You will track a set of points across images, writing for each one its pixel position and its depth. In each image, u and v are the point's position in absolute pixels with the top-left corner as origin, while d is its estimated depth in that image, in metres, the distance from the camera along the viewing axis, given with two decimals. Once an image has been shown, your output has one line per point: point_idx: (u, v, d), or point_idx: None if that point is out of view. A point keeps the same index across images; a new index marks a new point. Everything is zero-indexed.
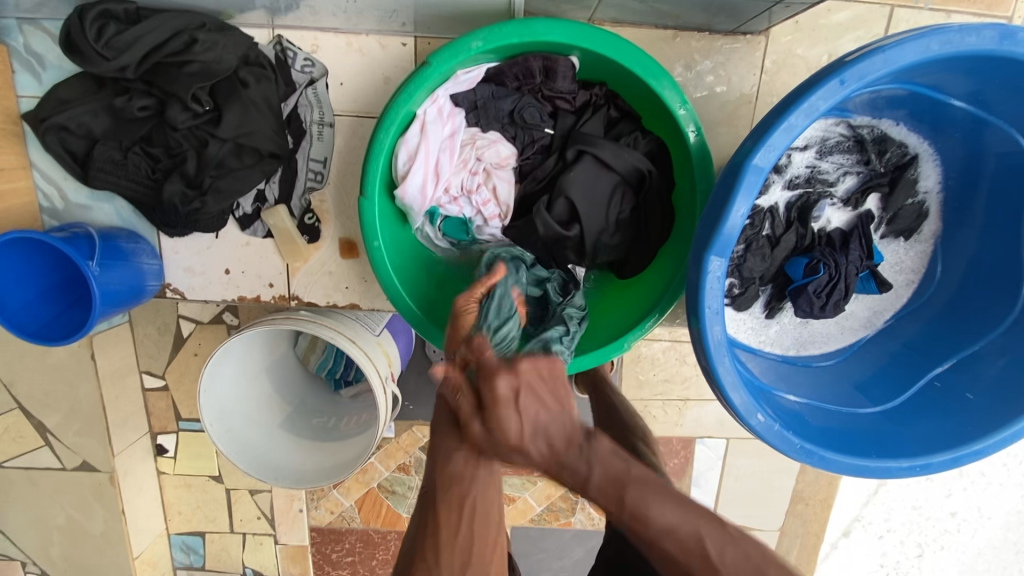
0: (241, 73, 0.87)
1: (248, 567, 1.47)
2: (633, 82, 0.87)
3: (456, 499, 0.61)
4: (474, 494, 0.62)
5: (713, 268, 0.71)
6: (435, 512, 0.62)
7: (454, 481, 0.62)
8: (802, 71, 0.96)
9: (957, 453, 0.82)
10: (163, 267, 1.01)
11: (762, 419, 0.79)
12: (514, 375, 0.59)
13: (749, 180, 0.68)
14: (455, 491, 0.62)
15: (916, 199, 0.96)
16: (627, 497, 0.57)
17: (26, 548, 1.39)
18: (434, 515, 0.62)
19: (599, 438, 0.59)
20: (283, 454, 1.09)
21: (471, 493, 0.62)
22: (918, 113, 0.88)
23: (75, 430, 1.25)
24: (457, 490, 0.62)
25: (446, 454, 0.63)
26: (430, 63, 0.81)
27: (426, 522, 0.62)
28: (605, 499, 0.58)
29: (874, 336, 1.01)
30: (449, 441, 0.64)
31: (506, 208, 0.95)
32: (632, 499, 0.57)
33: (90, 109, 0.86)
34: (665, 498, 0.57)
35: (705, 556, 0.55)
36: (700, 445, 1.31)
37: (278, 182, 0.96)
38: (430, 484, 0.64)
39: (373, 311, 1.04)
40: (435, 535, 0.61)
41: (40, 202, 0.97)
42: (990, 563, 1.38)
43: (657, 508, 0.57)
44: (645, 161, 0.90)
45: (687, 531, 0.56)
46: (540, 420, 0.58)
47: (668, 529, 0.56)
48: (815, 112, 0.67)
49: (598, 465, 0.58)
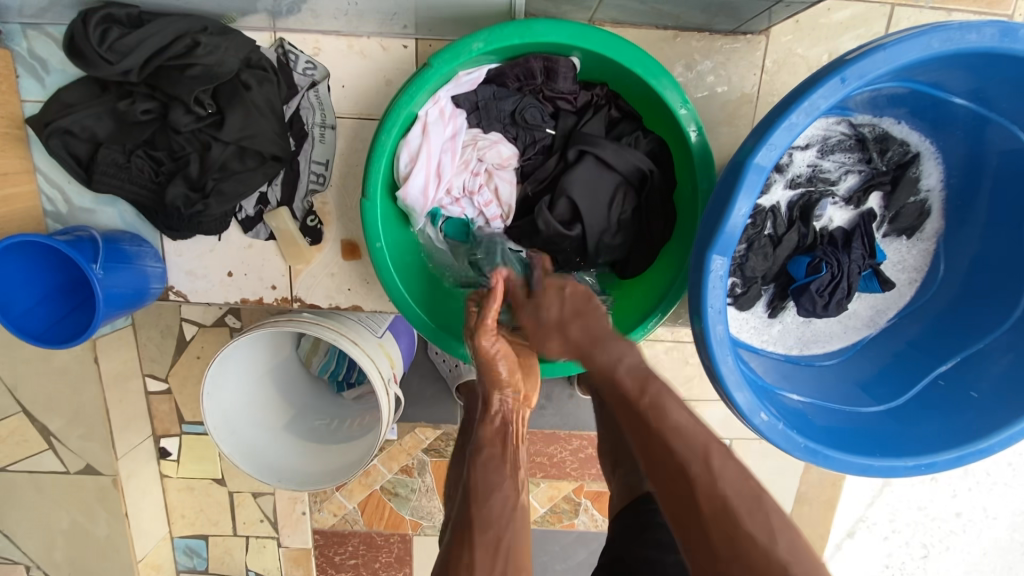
0: (243, 76, 0.86)
1: (251, 570, 1.47)
2: (634, 82, 0.87)
3: (492, 540, 0.61)
4: (512, 539, 0.62)
5: (716, 267, 0.71)
6: (468, 550, 0.61)
7: (492, 521, 0.63)
8: (803, 71, 0.96)
9: (962, 451, 0.82)
10: (166, 270, 1.01)
11: (765, 417, 0.79)
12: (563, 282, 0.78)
13: (751, 179, 0.68)
14: (491, 530, 0.62)
15: (919, 197, 0.96)
16: (649, 388, 0.62)
17: (30, 552, 1.39)
18: (468, 552, 0.60)
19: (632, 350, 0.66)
20: (285, 457, 1.09)
21: (513, 535, 0.63)
22: (919, 112, 0.88)
23: (79, 433, 1.26)
24: (494, 526, 0.63)
25: (485, 489, 0.67)
26: (431, 65, 0.81)
27: (457, 560, 0.60)
28: (629, 381, 0.62)
29: (877, 335, 1.01)
30: (491, 474, 0.69)
31: (508, 208, 0.95)
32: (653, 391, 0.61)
33: (94, 113, 0.87)
34: (681, 402, 0.60)
35: (706, 457, 0.55)
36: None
37: (281, 184, 0.97)
38: (463, 526, 0.63)
39: (376, 313, 1.04)
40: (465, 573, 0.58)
41: (44, 207, 0.97)
42: (996, 563, 1.37)
43: (672, 406, 0.60)
44: (647, 161, 0.90)
45: (695, 431, 0.57)
46: (578, 306, 0.72)
47: (678, 428, 0.58)
48: (817, 110, 0.67)
49: (626, 374, 0.63)
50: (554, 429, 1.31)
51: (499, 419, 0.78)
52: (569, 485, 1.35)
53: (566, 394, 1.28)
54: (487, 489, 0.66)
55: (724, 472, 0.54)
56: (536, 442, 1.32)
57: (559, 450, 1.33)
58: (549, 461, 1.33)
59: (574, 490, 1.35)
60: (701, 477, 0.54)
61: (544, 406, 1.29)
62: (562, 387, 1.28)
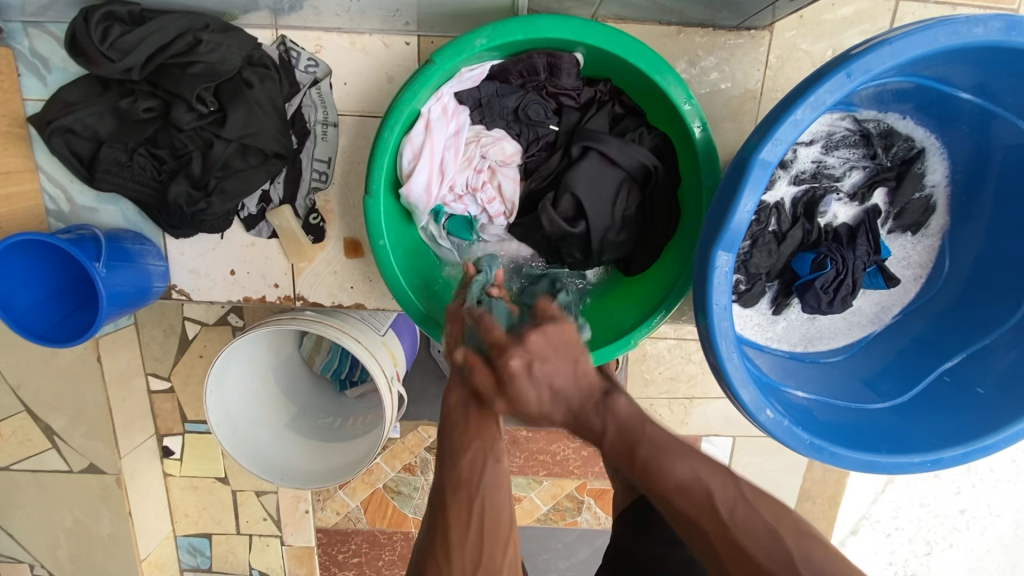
0: (245, 74, 0.86)
1: (255, 569, 1.47)
2: (638, 78, 0.87)
3: (464, 500, 0.63)
4: (484, 494, 0.63)
5: (721, 263, 0.70)
6: (444, 516, 0.62)
7: (464, 482, 0.64)
8: (807, 66, 0.95)
9: (969, 447, 0.81)
10: (169, 269, 1.01)
11: (770, 415, 0.79)
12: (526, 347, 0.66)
13: (756, 175, 0.68)
14: (464, 491, 0.64)
15: (924, 193, 0.95)
16: (637, 448, 0.59)
17: (34, 551, 1.39)
18: (442, 517, 0.62)
19: (614, 399, 0.63)
20: (288, 455, 1.09)
21: (486, 491, 0.64)
22: (924, 107, 0.87)
23: (82, 432, 1.26)
24: (465, 486, 0.64)
25: (454, 453, 0.67)
26: (433, 61, 0.80)
27: (435, 526, 0.62)
28: (619, 450, 0.61)
29: (882, 332, 1.00)
30: (461, 433, 0.68)
31: (512, 205, 0.95)
32: (643, 454, 0.59)
33: (96, 111, 0.87)
34: (674, 451, 0.57)
35: (714, 510, 0.54)
36: (706, 444, 1.30)
37: (283, 182, 0.96)
38: (440, 490, 0.65)
39: (379, 311, 1.04)
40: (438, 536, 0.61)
41: (46, 205, 0.97)
42: (1001, 560, 1.37)
43: (670, 462, 0.57)
44: (651, 157, 0.89)
45: (699, 487, 0.55)
46: (551, 381, 0.64)
47: (680, 484, 0.55)
48: (823, 105, 0.66)
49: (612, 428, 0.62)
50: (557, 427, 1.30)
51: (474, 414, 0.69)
52: (572, 483, 1.35)
53: None
54: (455, 453, 0.66)
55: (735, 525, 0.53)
56: (539, 440, 1.32)
57: (562, 448, 1.32)
58: (552, 459, 1.33)
59: (577, 488, 1.35)
60: (717, 530, 0.53)
61: None
62: None
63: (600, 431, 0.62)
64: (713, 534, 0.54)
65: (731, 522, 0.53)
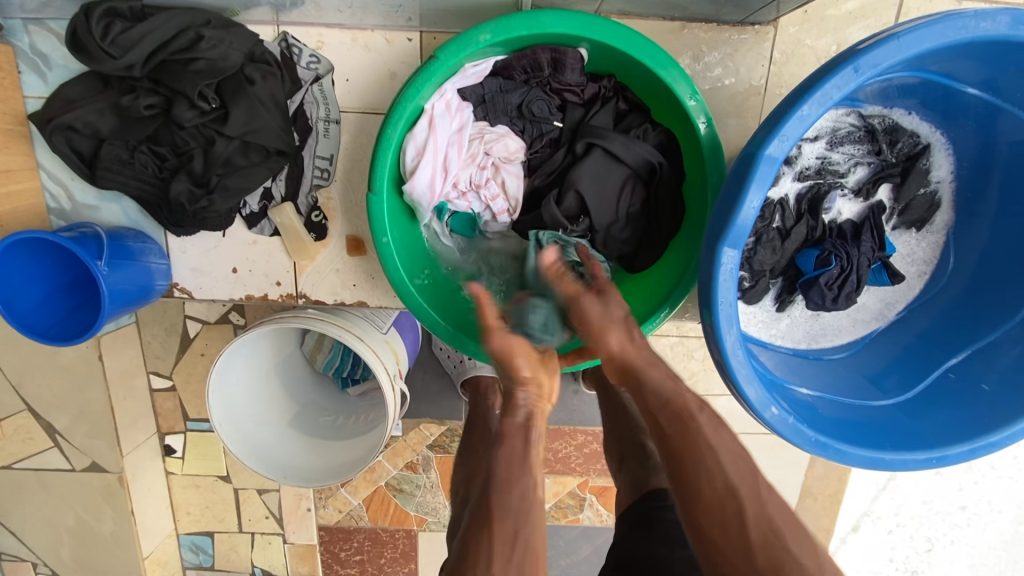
0: (247, 70, 0.86)
1: (257, 567, 1.47)
2: (643, 74, 0.86)
3: (510, 532, 0.61)
4: (527, 530, 0.61)
5: (727, 260, 0.70)
6: (488, 532, 0.61)
7: (514, 510, 0.62)
8: (811, 61, 0.95)
9: (974, 444, 0.82)
10: (171, 267, 1.00)
11: (775, 412, 0.78)
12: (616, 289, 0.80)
13: (763, 171, 0.67)
14: (511, 520, 0.61)
15: (929, 189, 0.95)
16: (707, 406, 0.68)
17: (37, 549, 1.39)
18: (485, 537, 0.60)
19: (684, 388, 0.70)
20: (291, 453, 1.09)
21: (531, 533, 0.61)
22: (929, 102, 0.87)
23: (84, 430, 1.25)
24: (511, 520, 0.61)
25: (508, 474, 0.65)
26: (437, 57, 0.80)
27: (474, 545, 0.60)
28: (692, 398, 0.68)
29: (886, 329, 1.00)
30: (515, 463, 0.66)
31: (515, 202, 0.95)
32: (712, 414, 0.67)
33: (97, 108, 0.86)
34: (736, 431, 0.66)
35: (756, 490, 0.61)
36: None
37: (285, 179, 0.95)
38: (483, 510, 0.63)
39: (381, 309, 1.04)
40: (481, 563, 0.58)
41: (47, 203, 0.97)
42: (1002, 556, 1.37)
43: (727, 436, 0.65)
44: (655, 153, 0.89)
45: (745, 463, 0.64)
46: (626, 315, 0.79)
47: (731, 451, 0.64)
48: (830, 100, 0.66)
49: (687, 391, 0.69)
50: (559, 425, 1.30)
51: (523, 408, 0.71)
52: (574, 480, 1.35)
53: (571, 390, 1.27)
54: (508, 480, 0.64)
55: (773, 508, 0.61)
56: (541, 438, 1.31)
57: (564, 446, 1.32)
58: (554, 456, 1.33)
59: (579, 485, 1.35)
60: (754, 506, 0.60)
61: None
62: (567, 383, 1.27)
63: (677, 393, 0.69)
64: (749, 510, 0.60)
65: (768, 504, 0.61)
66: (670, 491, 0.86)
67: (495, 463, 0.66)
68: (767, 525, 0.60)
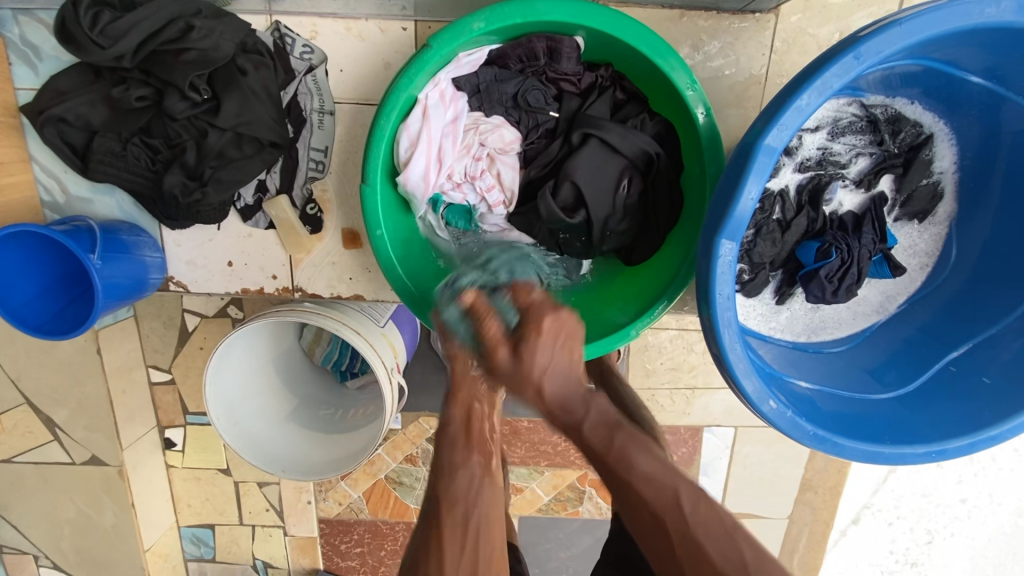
0: (239, 61, 0.85)
1: (258, 559, 1.47)
2: (641, 63, 0.85)
3: (460, 517, 0.69)
4: (478, 512, 0.70)
5: (725, 252, 0.69)
6: (440, 536, 0.67)
7: (459, 497, 0.70)
8: (813, 50, 0.93)
9: (974, 438, 0.80)
10: (165, 260, 1.00)
11: (773, 405, 0.78)
12: (548, 318, 0.71)
13: (761, 162, 0.66)
14: (459, 508, 0.69)
15: (931, 179, 0.94)
16: (613, 440, 0.68)
17: (39, 542, 1.40)
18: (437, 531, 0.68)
19: (597, 398, 0.71)
20: (290, 446, 1.09)
21: (478, 508, 0.70)
22: (933, 90, 0.85)
23: (84, 424, 1.25)
24: (461, 507, 0.69)
25: (452, 465, 0.73)
26: (430, 46, 0.79)
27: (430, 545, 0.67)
28: (596, 439, 0.68)
29: (887, 321, 0.99)
30: (457, 455, 0.73)
31: (511, 195, 0.94)
32: (620, 441, 0.67)
33: (87, 100, 0.85)
34: (645, 449, 0.67)
35: (678, 503, 0.63)
36: (706, 434, 1.30)
37: (279, 171, 0.95)
38: (433, 506, 0.71)
39: (378, 302, 1.03)
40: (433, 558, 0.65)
41: (41, 196, 0.96)
42: (1002, 548, 1.36)
43: (638, 456, 0.66)
44: (653, 144, 0.88)
45: (664, 480, 0.64)
46: (564, 364, 0.71)
47: (649, 477, 0.65)
48: (830, 89, 0.64)
49: (589, 432, 0.69)
50: None
51: (459, 483, 0.71)
52: (574, 473, 1.35)
53: None
54: (452, 467, 0.72)
55: (699, 522, 0.61)
56: (540, 431, 1.31)
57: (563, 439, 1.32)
58: (554, 449, 1.32)
59: (579, 478, 1.35)
60: (678, 523, 0.62)
61: None
62: None
63: (582, 416, 0.69)
64: (674, 526, 0.62)
65: (693, 517, 0.61)
66: None
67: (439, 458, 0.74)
68: (692, 540, 0.60)
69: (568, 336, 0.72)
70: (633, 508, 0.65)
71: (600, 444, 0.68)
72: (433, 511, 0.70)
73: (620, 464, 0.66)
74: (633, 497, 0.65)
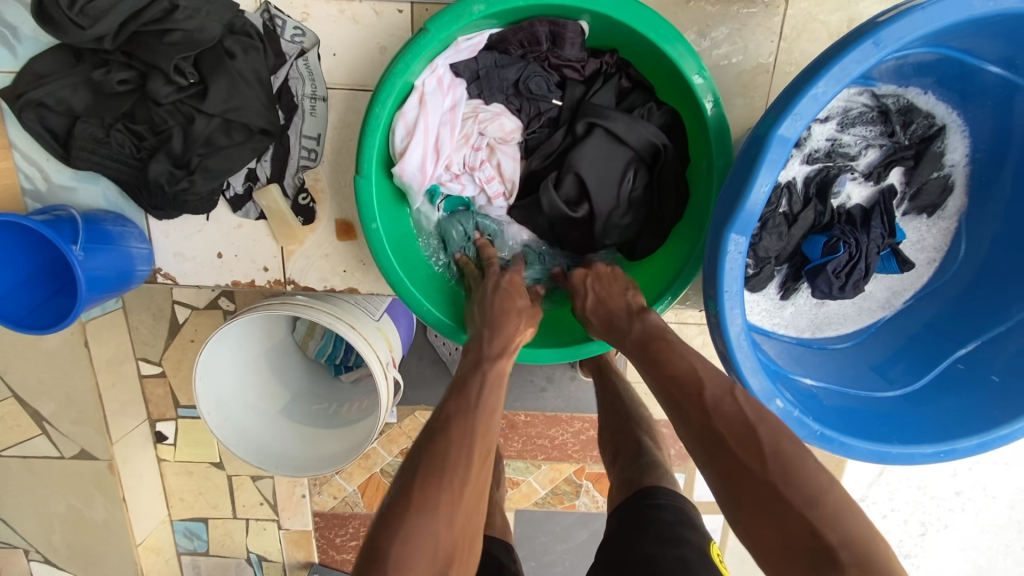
0: (226, 43, 0.81)
1: (252, 552, 1.45)
2: (648, 50, 0.82)
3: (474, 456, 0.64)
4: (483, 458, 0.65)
5: (734, 246, 0.66)
6: (453, 455, 0.62)
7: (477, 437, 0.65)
8: (823, 37, 0.90)
9: (984, 438, 0.78)
10: (152, 251, 0.96)
11: (780, 404, 0.75)
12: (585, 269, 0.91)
13: (774, 153, 0.63)
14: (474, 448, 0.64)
15: (942, 172, 0.91)
16: (651, 347, 0.72)
17: (28, 536, 1.37)
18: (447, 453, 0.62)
19: (649, 315, 0.79)
20: (283, 443, 1.06)
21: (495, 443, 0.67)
22: (947, 80, 0.83)
23: (72, 417, 1.22)
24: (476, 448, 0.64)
25: (475, 412, 0.68)
26: (427, 30, 0.76)
27: (436, 456, 0.62)
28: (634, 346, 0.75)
29: (892, 318, 0.98)
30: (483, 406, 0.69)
31: (511, 186, 0.91)
32: (658, 344, 0.72)
33: (68, 83, 0.82)
34: (684, 351, 0.70)
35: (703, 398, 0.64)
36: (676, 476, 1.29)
37: (270, 160, 0.92)
38: (440, 427, 0.66)
39: (372, 295, 1.01)
40: (447, 455, 0.62)
41: (21, 184, 0.92)
42: (993, 541, 1.35)
43: (675, 352, 0.70)
44: (661, 134, 0.85)
45: (693, 376, 0.66)
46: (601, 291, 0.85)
47: (680, 372, 0.67)
48: (847, 76, 0.62)
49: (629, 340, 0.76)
50: (555, 412, 1.27)
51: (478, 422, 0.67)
52: (571, 467, 1.32)
53: (568, 376, 1.24)
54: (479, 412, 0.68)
55: (720, 411, 0.62)
56: (537, 425, 1.28)
57: (561, 432, 1.29)
58: (551, 443, 1.30)
59: (576, 472, 1.33)
60: (701, 413, 0.63)
61: (545, 388, 1.25)
62: (563, 369, 1.24)
63: (628, 327, 0.78)
64: (699, 415, 0.63)
65: (716, 407, 0.63)
66: (656, 491, 0.84)
67: (473, 383, 0.72)
68: (711, 426, 0.62)
69: (612, 274, 0.89)
70: (673, 400, 0.67)
71: (638, 348, 0.74)
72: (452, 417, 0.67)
73: (656, 362, 0.71)
74: (671, 391, 0.67)
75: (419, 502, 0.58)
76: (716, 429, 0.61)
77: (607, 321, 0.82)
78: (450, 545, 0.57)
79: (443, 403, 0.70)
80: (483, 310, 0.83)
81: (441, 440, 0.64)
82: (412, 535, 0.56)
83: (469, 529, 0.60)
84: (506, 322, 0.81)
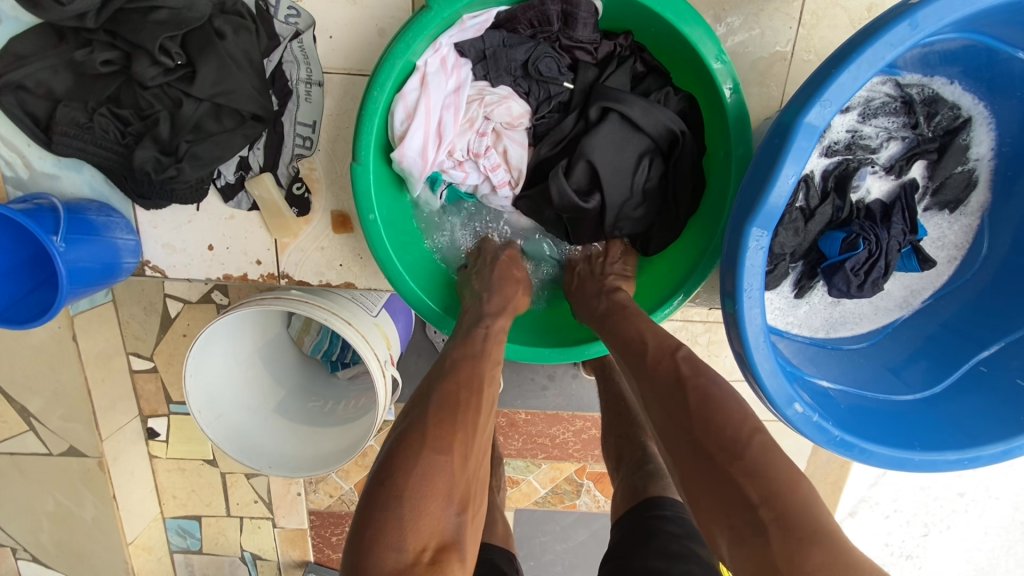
0: (216, 22, 0.77)
1: (246, 551, 1.42)
2: (665, 33, 0.78)
3: (478, 401, 0.67)
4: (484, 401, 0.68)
5: (755, 241, 0.62)
6: (459, 396, 0.66)
7: (477, 382, 0.69)
8: (843, 24, 0.85)
9: (1010, 444, 0.74)
10: (140, 243, 0.92)
11: (798, 409, 0.72)
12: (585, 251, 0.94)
13: (800, 143, 0.59)
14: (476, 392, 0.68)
15: (966, 167, 0.87)
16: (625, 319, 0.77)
17: (16, 535, 1.34)
18: (450, 393, 0.66)
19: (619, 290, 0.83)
20: (277, 441, 1.03)
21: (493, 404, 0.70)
22: (973, 70, 0.79)
23: (61, 414, 1.18)
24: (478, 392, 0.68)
25: (476, 359, 0.72)
26: (431, 7, 0.72)
27: (443, 396, 0.65)
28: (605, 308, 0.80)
29: (910, 317, 0.94)
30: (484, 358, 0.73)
31: (518, 174, 0.88)
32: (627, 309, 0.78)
33: (50, 64, 0.77)
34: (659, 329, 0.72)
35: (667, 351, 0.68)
36: None
37: (263, 148, 0.87)
38: (440, 371, 0.70)
39: (371, 290, 0.97)
40: (459, 401, 0.65)
41: (3, 170, 0.88)
42: (996, 542, 1.31)
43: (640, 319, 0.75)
44: (678, 121, 0.81)
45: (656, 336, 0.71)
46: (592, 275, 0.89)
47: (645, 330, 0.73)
48: (881, 62, 0.58)
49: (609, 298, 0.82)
50: (556, 410, 1.23)
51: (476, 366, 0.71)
52: (572, 466, 1.29)
53: (570, 373, 1.21)
54: (479, 361, 0.72)
55: (685, 360, 0.66)
56: (538, 423, 1.24)
57: (561, 431, 1.25)
58: (551, 441, 1.26)
59: (577, 471, 1.29)
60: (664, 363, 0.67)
61: (546, 386, 1.22)
62: (565, 367, 1.20)
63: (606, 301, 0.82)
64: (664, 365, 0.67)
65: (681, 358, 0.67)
66: (664, 499, 0.81)
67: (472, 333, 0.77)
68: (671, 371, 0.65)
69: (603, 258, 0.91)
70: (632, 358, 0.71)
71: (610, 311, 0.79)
72: (453, 369, 0.70)
73: (618, 324, 0.76)
74: (635, 348, 0.71)
75: (432, 437, 0.60)
76: (660, 394, 0.64)
77: (581, 299, 0.86)
78: (461, 486, 0.58)
79: (448, 351, 0.74)
80: (481, 279, 0.86)
81: (451, 386, 0.67)
82: (422, 465, 0.57)
83: (473, 477, 0.61)
84: (505, 288, 0.84)
